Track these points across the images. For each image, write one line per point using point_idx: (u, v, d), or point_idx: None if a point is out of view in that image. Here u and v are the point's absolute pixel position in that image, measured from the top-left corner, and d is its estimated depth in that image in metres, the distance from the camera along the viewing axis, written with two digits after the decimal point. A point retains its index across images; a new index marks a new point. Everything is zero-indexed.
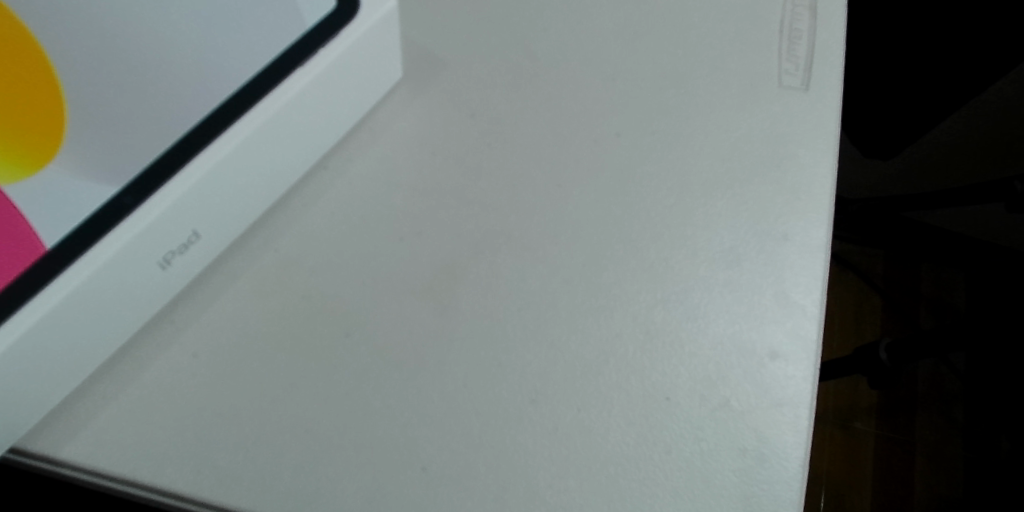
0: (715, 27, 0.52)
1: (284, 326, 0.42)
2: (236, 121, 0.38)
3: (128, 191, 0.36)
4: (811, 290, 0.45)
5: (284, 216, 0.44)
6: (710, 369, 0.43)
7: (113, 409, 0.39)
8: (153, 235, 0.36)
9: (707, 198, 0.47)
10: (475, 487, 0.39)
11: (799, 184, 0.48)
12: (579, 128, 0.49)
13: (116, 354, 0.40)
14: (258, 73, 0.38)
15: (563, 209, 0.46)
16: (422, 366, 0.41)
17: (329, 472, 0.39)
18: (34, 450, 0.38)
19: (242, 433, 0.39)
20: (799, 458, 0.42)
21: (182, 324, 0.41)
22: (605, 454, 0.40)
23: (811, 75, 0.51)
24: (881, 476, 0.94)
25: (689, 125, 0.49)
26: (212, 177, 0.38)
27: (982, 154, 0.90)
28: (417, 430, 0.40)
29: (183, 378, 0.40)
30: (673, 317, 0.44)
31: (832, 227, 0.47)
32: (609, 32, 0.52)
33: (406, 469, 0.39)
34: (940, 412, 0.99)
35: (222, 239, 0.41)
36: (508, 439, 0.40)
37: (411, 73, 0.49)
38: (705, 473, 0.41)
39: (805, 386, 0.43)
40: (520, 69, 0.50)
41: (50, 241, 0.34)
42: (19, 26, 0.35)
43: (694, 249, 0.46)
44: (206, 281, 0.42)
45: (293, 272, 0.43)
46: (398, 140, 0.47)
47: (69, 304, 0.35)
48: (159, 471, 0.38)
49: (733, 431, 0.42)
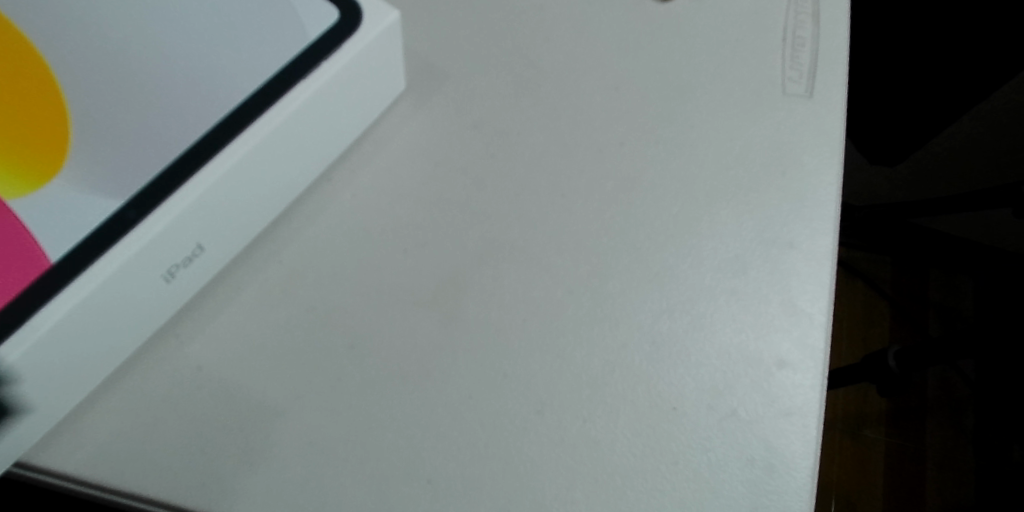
0: (718, 36, 0.52)
1: (288, 339, 0.41)
2: (240, 134, 0.38)
3: (132, 205, 0.36)
4: (818, 297, 0.45)
5: (288, 228, 0.44)
6: (717, 379, 0.43)
7: (117, 423, 0.39)
8: (157, 248, 0.36)
9: (711, 206, 0.47)
10: (481, 499, 0.39)
11: (804, 192, 0.48)
12: (583, 138, 0.49)
13: (120, 368, 0.40)
14: (261, 86, 0.39)
15: (567, 219, 0.46)
16: (427, 377, 0.41)
17: (334, 485, 0.39)
18: (39, 464, 0.38)
19: (247, 447, 0.39)
20: (809, 467, 0.41)
21: (186, 337, 0.41)
22: (611, 465, 0.40)
23: (814, 82, 0.51)
24: (893, 485, 0.93)
25: (693, 133, 0.49)
26: (216, 190, 0.38)
27: (990, 159, 0.89)
28: (423, 442, 0.40)
29: (188, 392, 0.40)
30: (678, 327, 0.44)
31: (838, 235, 0.47)
32: (610, 42, 0.52)
33: (411, 482, 0.39)
34: (951, 419, 0.98)
35: (225, 252, 0.41)
36: (513, 451, 0.40)
37: (413, 85, 0.49)
38: (713, 484, 0.40)
39: (814, 395, 0.43)
40: (522, 79, 0.50)
41: (54, 256, 0.34)
42: (33, 52, 0.37)
43: (699, 258, 0.45)
44: (210, 294, 0.42)
45: (297, 284, 0.43)
46: (401, 151, 0.47)
47: (74, 317, 0.35)
48: (164, 485, 0.38)
49: (741, 441, 0.41)
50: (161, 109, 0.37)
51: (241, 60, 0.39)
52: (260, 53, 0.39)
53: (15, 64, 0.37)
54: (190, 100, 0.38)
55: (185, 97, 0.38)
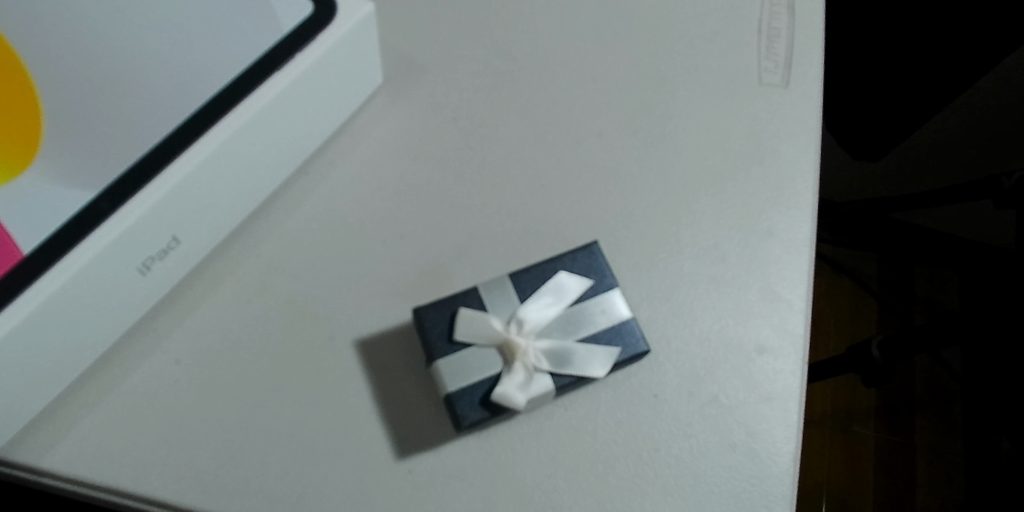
0: (695, 27, 0.53)
1: (266, 331, 0.41)
2: (213, 126, 0.38)
3: (104, 196, 0.36)
4: (796, 284, 0.45)
5: (266, 222, 0.44)
6: (698, 366, 0.43)
7: (94, 417, 0.39)
8: (132, 240, 0.36)
9: (689, 195, 0.47)
10: (463, 489, 0.39)
11: (782, 180, 0.48)
12: (562, 129, 0.49)
13: (97, 363, 0.40)
14: (236, 77, 0.39)
15: (546, 210, 0.46)
16: (407, 368, 0.41)
17: (314, 477, 0.38)
18: (15, 460, 0.37)
19: (225, 439, 0.39)
20: (790, 452, 0.41)
21: (165, 331, 0.41)
22: (593, 453, 0.40)
23: (790, 72, 0.52)
24: (882, 479, 0.93)
25: (671, 123, 0.49)
26: (190, 182, 0.38)
27: (971, 152, 0.90)
28: (404, 433, 0.40)
29: (165, 385, 0.40)
30: (659, 314, 0.44)
31: (816, 222, 0.47)
32: (588, 34, 0.52)
33: (392, 472, 0.39)
34: (939, 413, 0.98)
35: (202, 245, 0.41)
36: (494, 440, 0.40)
37: (392, 79, 0.49)
38: (695, 470, 0.40)
39: (794, 380, 0.43)
40: (501, 72, 0.50)
41: (27, 247, 0.34)
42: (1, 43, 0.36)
43: (678, 246, 0.46)
44: (189, 287, 0.42)
45: (276, 277, 0.43)
46: (380, 145, 0.47)
47: (48, 308, 0.34)
48: (142, 479, 0.37)
49: (722, 427, 0.41)
50: (138, 102, 0.38)
51: (216, 52, 0.39)
52: (235, 46, 0.39)
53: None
54: (164, 93, 0.38)
55: (161, 91, 0.38)
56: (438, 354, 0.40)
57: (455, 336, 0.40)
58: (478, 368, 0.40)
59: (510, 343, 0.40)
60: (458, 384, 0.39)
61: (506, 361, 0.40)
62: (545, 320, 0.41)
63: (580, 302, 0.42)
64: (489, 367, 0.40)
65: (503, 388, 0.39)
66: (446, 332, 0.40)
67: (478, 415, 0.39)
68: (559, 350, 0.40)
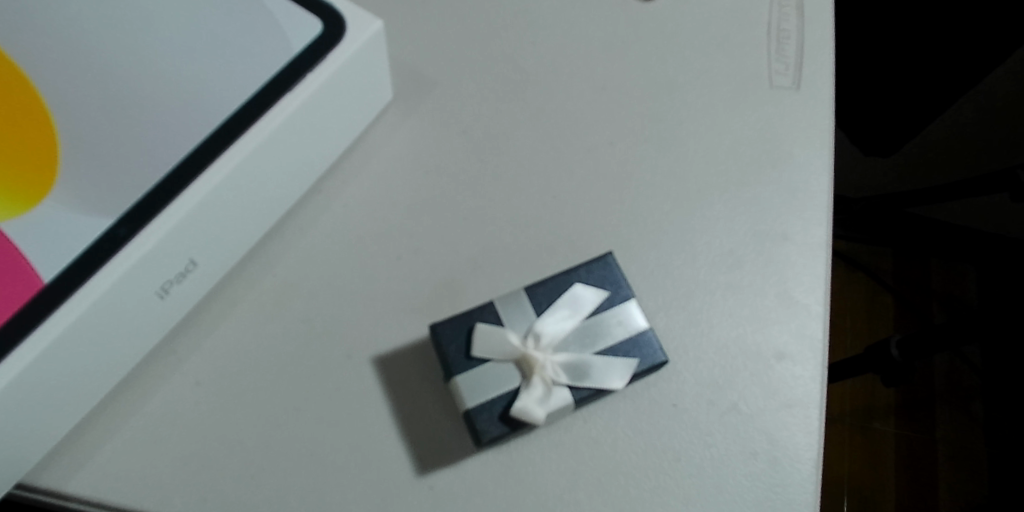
0: (704, 32, 0.53)
1: (284, 351, 0.41)
2: (227, 150, 0.38)
3: (123, 222, 0.36)
4: (814, 288, 0.45)
5: (281, 242, 0.45)
6: (716, 374, 0.42)
7: (117, 440, 0.39)
8: (150, 264, 0.37)
9: (702, 201, 0.47)
10: (483, 503, 0.39)
11: (796, 183, 0.48)
12: (572, 139, 0.49)
13: (118, 386, 0.40)
14: (248, 99, 0.39)
15: (559, 221, 0.46)
16: (425, 382, 0.41)
17: (334, 496, 0.38)
18: (42, 485, 0.38)
19: (246, 461, 0.39)
20: (812, 459, 0.41)
21: (185, 353, 0.41)
22: (613, 464, 0.40)
23: (801, 75, 0.51)
24: (906, 476, 0.92)
25: (682, 128, 0.49)
26: (206, 205, 0.38)
27: (988, 145, 0.89)
28: (422, 448, 0.40)
29: (186, 407, 0.40)
30: (675, 323, 0.43)
31: (831, 226, 0.47)
32: (595, 43, 0.52)
33: (412, 488, 0.39)
34: (962, 408, 0.97)
35: (219, 267, 0.41)
36: (514, 453, 0.40)
37: (402, 94, 0.50)
38: (716, 479, 0.40)
39: (813, 386, 0.42)
40: (510, 83, 0.50)
41: (47, 275, 0.35)
42: (25, 81, 0.38)
43: (693, 254, 0.45)
44: (207, 309, 0.42)
45: (293, 296, 0.43)
46: (391, 160, 0.47)
47: (70, 336, 0.35)
48: (165, 501, 0.38)
49: (743, 434, 0.41)
50: (154, 129, 0.38)
51: (229, 75, 0.39)
52: (247, 68, 0.40)
53: (10, 90, 0.38)
54: (176, 119, 0.38)
55: (174, 116, 0.38)
56: (457, 370, 0.40)
57: (473, 352, 0.40)
58: (496, 382, 0.39)
59: (528, 357, 0.40)
60: (475, 400, 0.39)
61: (524, 376, 0.40)
62: (563, 333, 0.41)
63: (597, 313, 0.42)
64: (508, 382, 0.39)
65: (523, 403, 0.39)
66: (463, 348, 0.40)
67: (498, 430, 0.39)
68: (576, 362, 0.40)
